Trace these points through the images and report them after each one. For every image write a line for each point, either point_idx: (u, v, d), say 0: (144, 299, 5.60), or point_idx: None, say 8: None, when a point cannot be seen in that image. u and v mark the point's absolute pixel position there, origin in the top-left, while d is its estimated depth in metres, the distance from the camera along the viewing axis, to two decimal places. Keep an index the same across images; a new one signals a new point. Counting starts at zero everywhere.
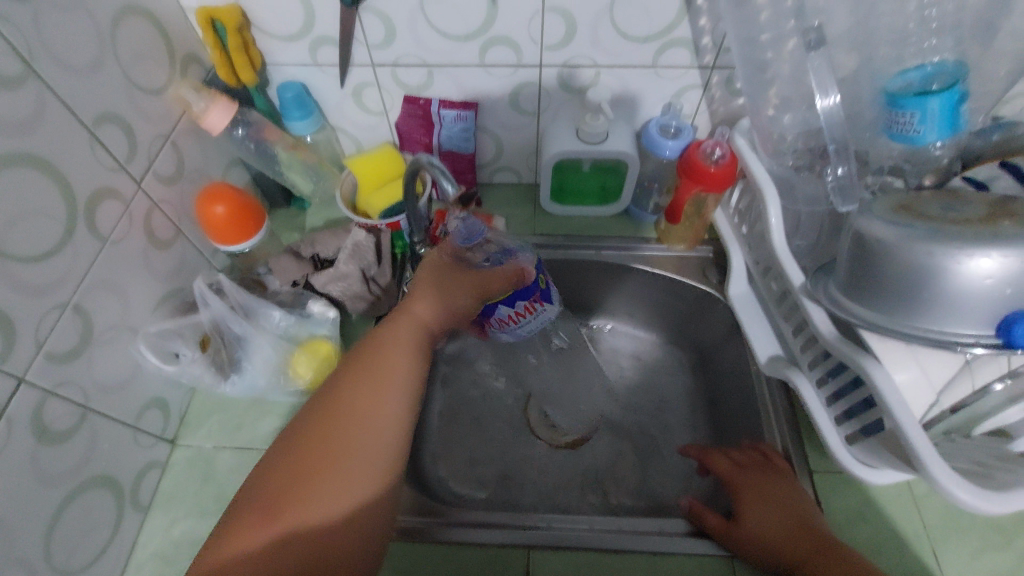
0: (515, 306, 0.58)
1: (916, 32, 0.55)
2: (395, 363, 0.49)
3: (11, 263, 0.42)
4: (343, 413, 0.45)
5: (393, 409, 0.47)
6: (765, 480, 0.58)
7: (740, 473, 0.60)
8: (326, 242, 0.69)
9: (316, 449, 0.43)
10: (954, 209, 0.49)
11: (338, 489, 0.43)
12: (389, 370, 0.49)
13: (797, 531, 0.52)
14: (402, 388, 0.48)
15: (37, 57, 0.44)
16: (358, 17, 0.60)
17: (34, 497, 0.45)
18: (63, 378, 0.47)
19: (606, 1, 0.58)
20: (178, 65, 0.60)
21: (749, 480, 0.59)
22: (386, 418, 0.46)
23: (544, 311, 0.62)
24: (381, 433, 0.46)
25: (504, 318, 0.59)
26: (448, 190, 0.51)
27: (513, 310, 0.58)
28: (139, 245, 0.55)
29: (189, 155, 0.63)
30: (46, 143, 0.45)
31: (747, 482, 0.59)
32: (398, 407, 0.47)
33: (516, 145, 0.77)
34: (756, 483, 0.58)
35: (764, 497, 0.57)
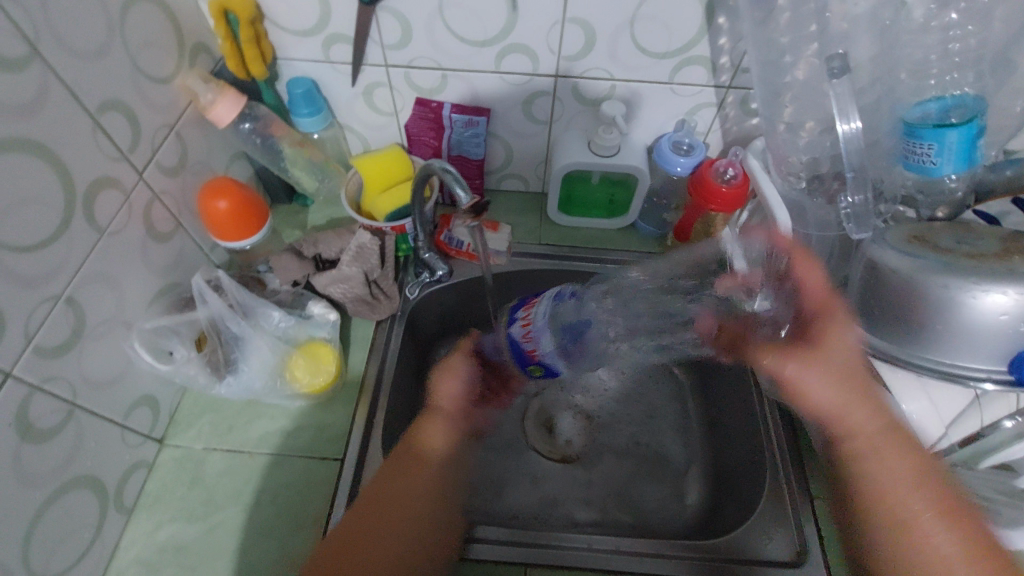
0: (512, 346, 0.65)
1: (936, 64, 0.55)
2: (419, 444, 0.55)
3: (5, 252, 0.40)
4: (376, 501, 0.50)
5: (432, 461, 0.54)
6: (840, 372, 0.49)
7: (820, 388, 0.50)
8: (330, 242, 0.67)
9: (383, 484, 0.51)
10: (968, 242, 0.49)
11: (406, 516, 0.51)
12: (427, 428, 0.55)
13: (862, 397, 0.49)
14: (433, 460, 0.54)
15: (43, 39, 0.42)
16: (375, 16, 0.59)
17: (15, 498, 0.43)
18: (52, 373, 0.45)
19: (628, 14, 0.57)
20: (187, 54, 0.59)
21: (831, 377, 0.49)
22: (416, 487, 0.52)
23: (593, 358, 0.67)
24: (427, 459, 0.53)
25: None
26: (462, 199, 0.50)
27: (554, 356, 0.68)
28: (137, 238, 0.53)
29: (193, 147, 0.61)
30: (47, 128, 0.43)
31: (824, 390, 0.50)
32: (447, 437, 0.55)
33: (526, 153, 0.76)
34: (850, 402, 0.49)
35: (840, 387, 0.49)
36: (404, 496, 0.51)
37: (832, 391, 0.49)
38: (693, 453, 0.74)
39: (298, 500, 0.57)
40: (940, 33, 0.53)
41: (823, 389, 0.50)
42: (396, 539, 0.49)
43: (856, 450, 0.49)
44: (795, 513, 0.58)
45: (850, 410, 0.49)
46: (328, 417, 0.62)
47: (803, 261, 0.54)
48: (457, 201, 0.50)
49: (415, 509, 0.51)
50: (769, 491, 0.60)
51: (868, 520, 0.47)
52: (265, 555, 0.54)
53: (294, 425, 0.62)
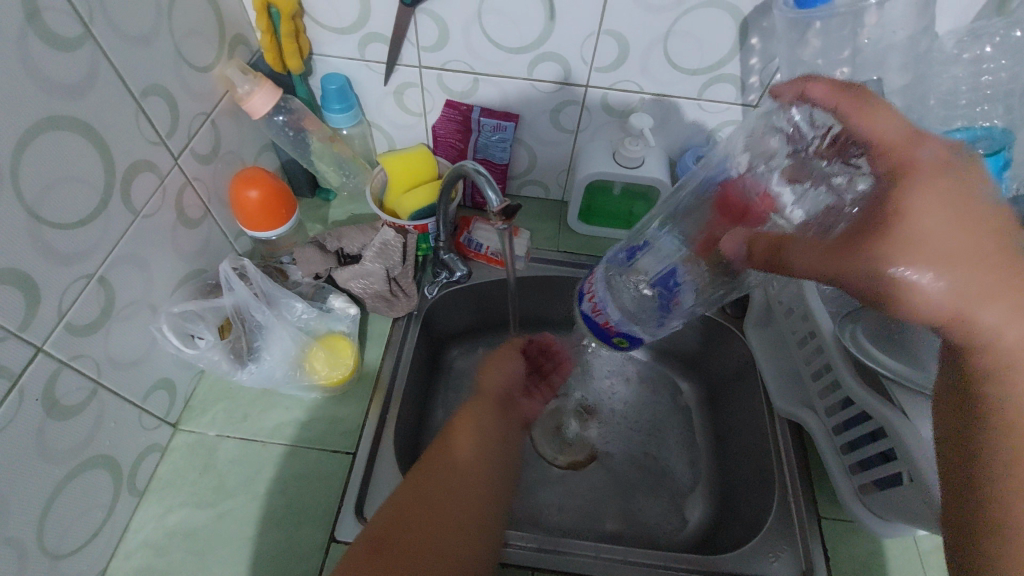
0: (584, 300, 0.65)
1: (965, 96, 0.56)
2: (479, 412, 0.56)
3: (45, 228, 0.41)
4: (433, 480, 0.48)
5: (488, 436, 0.54)
6: (971, 210, 0.35)
7: (933, 239, 0.35)
8: (353, 237, 0.67)
9: (428, 475, 0.48)
10: None
11: (462, 504, 0.47)
12: (473, 413, 0.56)
13: (1000, 278, 0.34)
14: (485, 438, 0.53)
15: (96, 21, 0.43)
16: (414, 18, 0.60)
17: (36, 472, 0.43)
18: (80, 350, 0.46)
19: (663, 30, 0.58)
20: (227, 44, 0.59)
21: (941, 203, 0.36)
22: (474, 460, 0.51)
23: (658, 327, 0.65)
24: (467, 451, 0.51)
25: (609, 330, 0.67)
26: (493, 201, 0.51)
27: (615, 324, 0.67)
28: (168, 222, 0.54)
29: (226, 135, 0.62)
30: (94, 108, 0.44)
31: (938, 229, 0.35)
32: (492, 425, 0.55)
33: (549, 161, 0.77)
34: (958, 257, 0.35)
35: (980, 282, 0.34)
36: (450, 492, 0.47)
37: (935, 208, 0.36)
38: (699, 468, 0.74)
39: (309, 492, 0.57)
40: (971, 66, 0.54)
41: (934, 218, 0.35)
42: (444, 544, 0.44)
43: (998, 363, 0.35)
44: (803, 532, 0.58)
45: (924, 232, 0.35)
46: (342, 410, 0.62)
47: (865, 100, 0.42)
48: (489, 203, 0.51)
49: (466, 510, 0.47)
50: (779, 506, 0.60)
51: (991, 459, 0.34)
52: (273, 545, 0.54)
53: (308, 417, 0.62)
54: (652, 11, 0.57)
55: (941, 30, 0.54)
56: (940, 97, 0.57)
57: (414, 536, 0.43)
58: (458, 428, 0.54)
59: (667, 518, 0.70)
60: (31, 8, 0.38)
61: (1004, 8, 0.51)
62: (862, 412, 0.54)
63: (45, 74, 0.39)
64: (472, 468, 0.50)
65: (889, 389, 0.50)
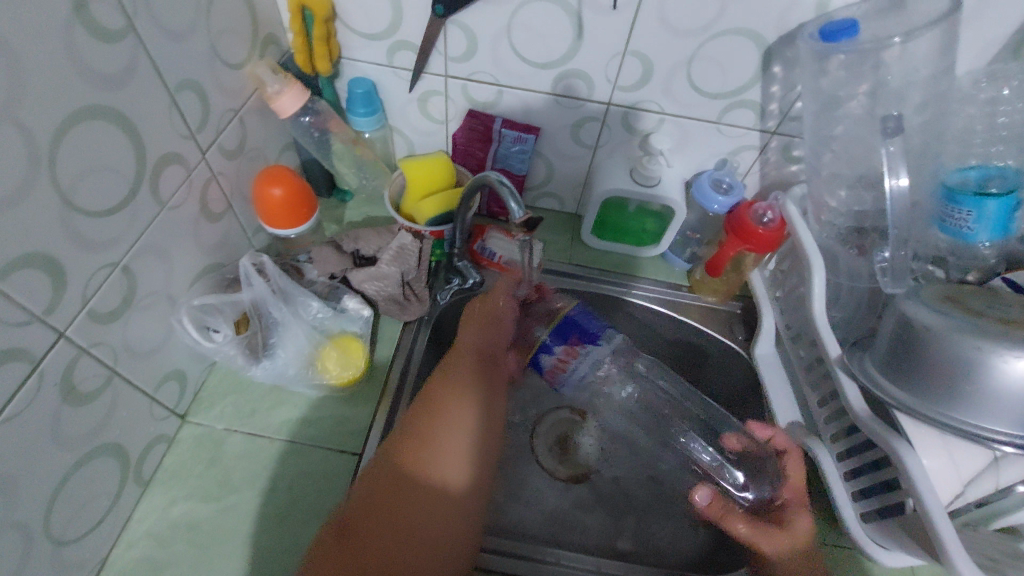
0: (554, 351, 0.65)
1: (982, 135, 0.58)
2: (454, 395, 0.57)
3: (76, 215, 0.41)
4: (404, 479, 0.50)
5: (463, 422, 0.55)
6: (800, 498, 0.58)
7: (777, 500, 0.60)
8: (369, 239, 0.68)
9: (392, 478, 0.50)
10: (999, 307, 0.50)
11: (426, 504, 0.50)
12: (454, 404, 0.56)
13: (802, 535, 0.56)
14: (459, 427, 0.55)
15: (139, 16, 0.44)
16: (444, 29, 0.61)
17: (49, 457, 0.43)
18: (99, 338, 0.46)
19: (687, 54, 0.59)
20: (259, 43, 0.60)
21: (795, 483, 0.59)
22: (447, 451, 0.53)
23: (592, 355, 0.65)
24: (448, 458, 0.52)
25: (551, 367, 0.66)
26: (515, 212, 0.52)
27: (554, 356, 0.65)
28: (192, 214, 0.54)
29: (252, 133, 0.62)
30: (130, 100, 0.44)
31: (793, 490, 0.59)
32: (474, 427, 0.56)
33: (566, 174, 0.78)
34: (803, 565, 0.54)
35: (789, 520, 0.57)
36: (426, 497, 0.50)
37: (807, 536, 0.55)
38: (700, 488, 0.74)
39: (314, 490, 0.57)
40: (986, 106, 0.56)
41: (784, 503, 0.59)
42: (421, 545, 0.47)
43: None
44: None
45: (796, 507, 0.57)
46: (350, 411, 0.63)
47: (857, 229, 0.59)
48: (510, 214, 0.52)
49: (444, 517, 0.50)
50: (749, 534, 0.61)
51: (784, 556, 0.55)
52: (276, 543, 0.54)
53: (315, 415, 0.62)
54: (679, 35, 0.58)
55: (958, 70, 0.55)
56: (956, 135, 0.58)
57: (389, 544, 0.46)
58: (439, 426, 0.54)
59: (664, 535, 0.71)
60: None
61: (1021, 52, 0.52)
62: (869, 440, 0.54)
63: (87, 64, 0.40)
64: (451, 475, 0.52)
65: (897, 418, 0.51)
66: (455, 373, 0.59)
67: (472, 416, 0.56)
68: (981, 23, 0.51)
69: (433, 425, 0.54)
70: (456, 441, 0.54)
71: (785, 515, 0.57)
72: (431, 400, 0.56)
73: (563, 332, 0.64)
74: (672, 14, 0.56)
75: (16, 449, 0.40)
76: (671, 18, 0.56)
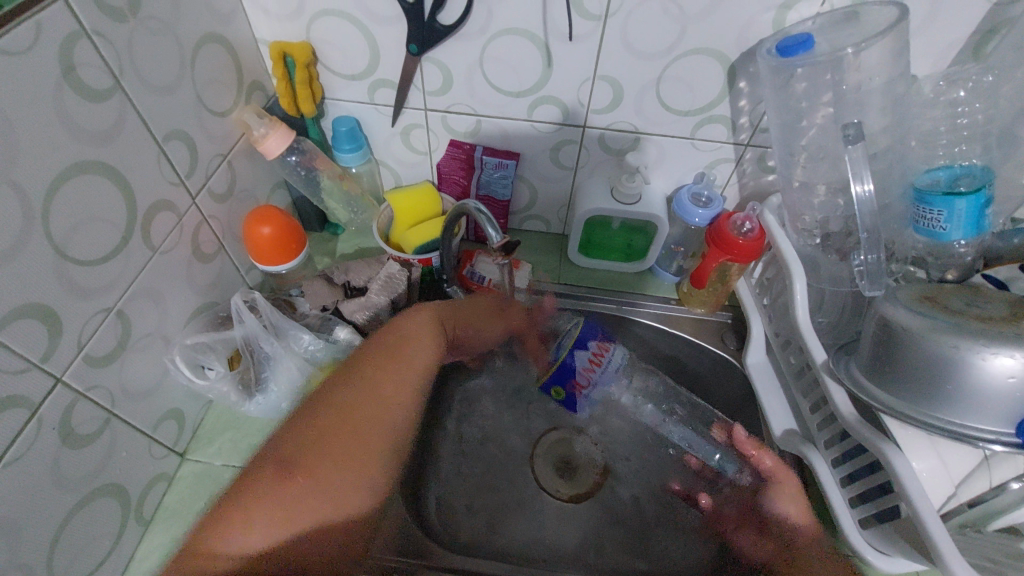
0: (588, 347, 0.67)
1: (946, 136, 0.59)
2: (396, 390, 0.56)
3: (69, 264, 0.43)
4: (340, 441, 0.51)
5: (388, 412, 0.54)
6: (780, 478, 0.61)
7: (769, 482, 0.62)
8: (359, 270, 0.70)
9: (332, 428, 0.51)
10: (978, 305, 0.50)
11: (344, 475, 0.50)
12: (366, 415, 0.53)
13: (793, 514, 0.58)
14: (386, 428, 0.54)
15: (126, 75, 0.47)
16: (420, 66, 0.64)
17: (49, 499, 0.44)
18: (95, 381, 0.47)
19: (654, 75, 0.61)
20: (244, 90, 0.63)
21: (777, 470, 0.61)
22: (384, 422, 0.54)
23: (616, 351, 0.69)
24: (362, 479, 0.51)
25: (584, 368, 0.68)
26: (493, 238, 0.53)
27: (589, 353, 0.67)
28: (184, 256, 0.56)
29: (242, 175, 0.65)
30: (119, 154, 0.47)
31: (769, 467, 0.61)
32: (386, 460, 0.53)
33: (549, 196, 0.80)
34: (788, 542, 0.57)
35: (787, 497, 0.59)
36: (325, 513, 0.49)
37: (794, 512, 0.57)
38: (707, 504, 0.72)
39: None
40: (948, 107, 0.58)
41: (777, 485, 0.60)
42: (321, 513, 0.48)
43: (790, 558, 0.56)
44: None
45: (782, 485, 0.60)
46: None
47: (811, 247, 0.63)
48: (488, 240, 0.53)
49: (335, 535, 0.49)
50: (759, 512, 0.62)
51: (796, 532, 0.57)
52: None
53: None
54: (644, 57, 0.60)
55: (920, 73, 0.58)
56: (922, 137, 0.60)
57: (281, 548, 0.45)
58: (370, 444, 0.52)
59: (666, 551, 0.70)
60: (68, 64, 0.41)
61: (980, 53, 0.55)
62: (858, 444, 0.54)
63: (76, 123, 0.42)
64: (366, 498, 0.51)
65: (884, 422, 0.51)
66: (365, 414, 0.53)
67: (393, 426, 0.54)
68: (933, 33, 0.54)
69: (345, 438, 0.51)
70: (363, 481, 0.51)
71: (765, 503, 0.60)
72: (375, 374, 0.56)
73: (585, 335, 0.67)
74: (635, 39, 0.58)
75: (15, 494, 0.41)
76: (635, 42, 0.58)
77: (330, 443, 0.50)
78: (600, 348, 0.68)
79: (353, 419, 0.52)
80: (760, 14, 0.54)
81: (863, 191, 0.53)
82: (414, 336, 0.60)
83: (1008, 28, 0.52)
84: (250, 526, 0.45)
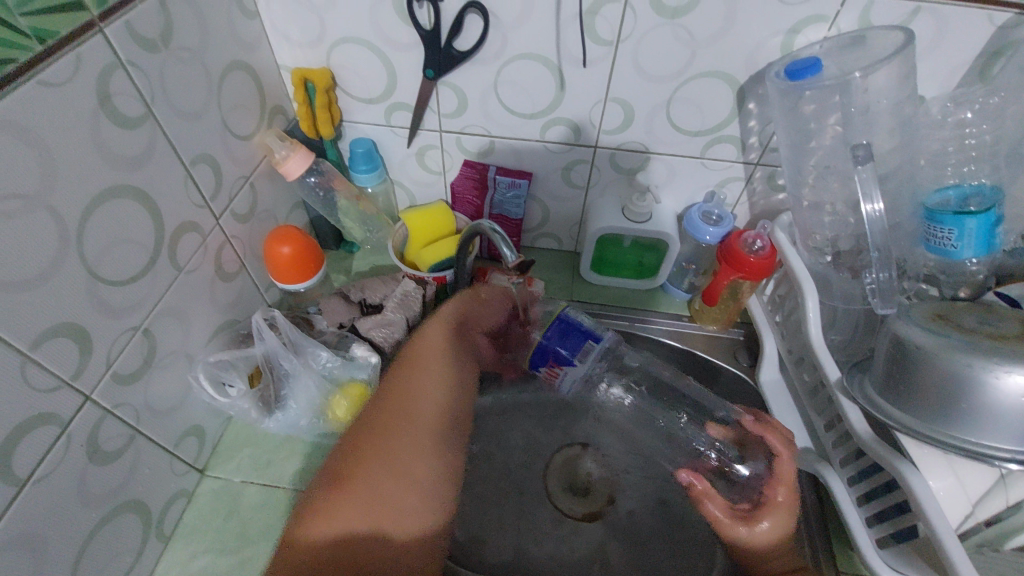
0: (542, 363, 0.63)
1: (955, 154, 0.60)
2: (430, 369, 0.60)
3: (101, 285, 0.45)
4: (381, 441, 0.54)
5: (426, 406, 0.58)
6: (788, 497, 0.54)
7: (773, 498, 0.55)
8: (375, 288, 0.72)
9: (386, 419, 0.56)
10: (991, 323, 0.50)
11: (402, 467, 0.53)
12: (412, 406, 0.57)
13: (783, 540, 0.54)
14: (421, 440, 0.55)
15: (157, 102, 0.49)
16: (435, 90, 0.66)
17: (74, 515, 0.45)
18: (122, 399, 0.49)
19: (665, 97, 0.63)
20: (266, 114, 0.65)
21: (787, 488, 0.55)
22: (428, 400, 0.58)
23: (579, 360, 0.62)
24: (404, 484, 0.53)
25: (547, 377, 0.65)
26: (507, 256, 0.54)
27: (546, 367, 0.63)
28: (207, 275, 0.58)
29: (263, 196, 0.67)
30: (148, 178, 0.49)
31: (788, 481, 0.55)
32: (431, 464, 0.55)
33: (560, 215, 0.81)
34: (771, 553, 0.53)
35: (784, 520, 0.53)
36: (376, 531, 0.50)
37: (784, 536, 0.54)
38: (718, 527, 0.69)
39: None
40: (955, 128, 0.59)
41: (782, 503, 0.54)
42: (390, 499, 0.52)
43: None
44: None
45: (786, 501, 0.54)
46: None
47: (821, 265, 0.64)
48: (504, 259, 0.54)
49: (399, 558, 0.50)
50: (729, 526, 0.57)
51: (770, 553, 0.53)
52: None
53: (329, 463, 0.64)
54: (654, 80, 0.61)
55: (927, 94, 0.58)
56: (931, 157, 0.61)
57: (350, 560, 0.48)
58: (415, 432, 0.56)
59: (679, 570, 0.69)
60: (104, 93, 0.43)
61: (986, 74, 0.55)
62: (874, 463, 0.54)
63: (111, 150, 0.44)
64: (418, 505, 0.52)
65: (900, 440, 0.51)
66: (414, 403, 0.57)
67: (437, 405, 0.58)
68: (940, 55, 0.55)
69: (380, 454, 0.53)
70: (424, 482, 0.54)
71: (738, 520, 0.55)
72: (395, 388, 0.58)
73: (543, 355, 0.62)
74: (646, 63, 0.60)
75: (43, 510, 0.42)
76: (646, 66, 0.60)
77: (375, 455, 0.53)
78: (555, 365, 0.62)
79: (412, 417, 0.56)
80: (768, 39, 0.56)
81: (873, 210, 0.54)
82: (433, 347, 0.61)
83: (1013, 51, 0.53)
84: (333, 513, 0.49)
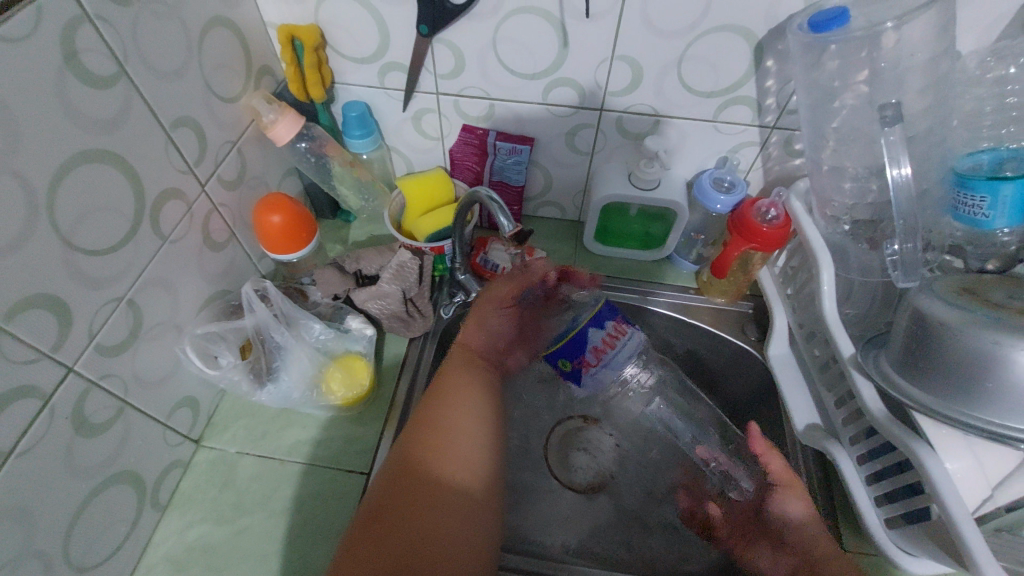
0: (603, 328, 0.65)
1: (992, 116, 0.57)
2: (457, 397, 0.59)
3: (79, 255, 0.43)
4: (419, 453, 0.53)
5: (461, 420, 0.57)
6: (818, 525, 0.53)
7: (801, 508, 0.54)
8: (371, 259, 0.68)
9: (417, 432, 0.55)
10: (1021, 298, 0.47)
11: (432, 484, 0.52)
12: (463, 404, 0.58)
13: None
14: (460, 424, 0.56)
15: (130, 60, 0.46)
16: (430, 48, 0.62)
17: (64, 487, 0.45)
18: (108, 370, 0.48)
19: (677, 54, 0.58)
20: (253, 76, 0.62)
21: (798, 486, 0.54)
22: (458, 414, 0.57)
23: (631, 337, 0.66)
24: (467, 447, 0.56)
25: (598, 346, 0.64)
26: (505, 227, 0.52)
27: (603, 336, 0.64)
28: (195, 245, 0.56)
29: (252, 162, 0.64)
30: (125, 141, 0.46)
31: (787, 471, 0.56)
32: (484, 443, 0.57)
33: (564, 182, 0.78)
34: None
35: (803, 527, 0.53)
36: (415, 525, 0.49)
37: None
38: None
39: (323, 511, 0.58)
40: (993, 86, 0.55)
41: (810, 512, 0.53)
42: (420, 521, 0.49)
43: None
44: None
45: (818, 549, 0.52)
46: (357, 429, 0.64)
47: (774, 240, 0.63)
48: (501, 229, 0.51)
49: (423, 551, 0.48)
50: None
51: None
52: (289, 564, 0.55)
53: (324, 436, 0.63)
54: (665, 36, 0.57)
55: (962, 49, 0.54)
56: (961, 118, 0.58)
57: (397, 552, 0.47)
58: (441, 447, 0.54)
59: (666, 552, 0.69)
60: (71, 50, 0.40)
61: None
62: (888, 442, 0.52)
63: (81, 110, 0.42)
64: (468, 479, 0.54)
65: (915, 419, 0.48)
66: (459, 403, 0.58)
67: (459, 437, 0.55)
68: (981, 2, 0.50)
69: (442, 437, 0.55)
70: (459, 427, 0.56)
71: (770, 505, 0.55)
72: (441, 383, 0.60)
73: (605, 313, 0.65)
74: (655, 15, 0.55)
75: (29, 482, 0.42)
76: (656, 19, 0.55)
77: (428, 430, 0.55)
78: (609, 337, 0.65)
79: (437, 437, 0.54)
80: None
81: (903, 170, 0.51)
82: (460, 386, 0.60)
83: None
84: (394, 514, 0.49)
